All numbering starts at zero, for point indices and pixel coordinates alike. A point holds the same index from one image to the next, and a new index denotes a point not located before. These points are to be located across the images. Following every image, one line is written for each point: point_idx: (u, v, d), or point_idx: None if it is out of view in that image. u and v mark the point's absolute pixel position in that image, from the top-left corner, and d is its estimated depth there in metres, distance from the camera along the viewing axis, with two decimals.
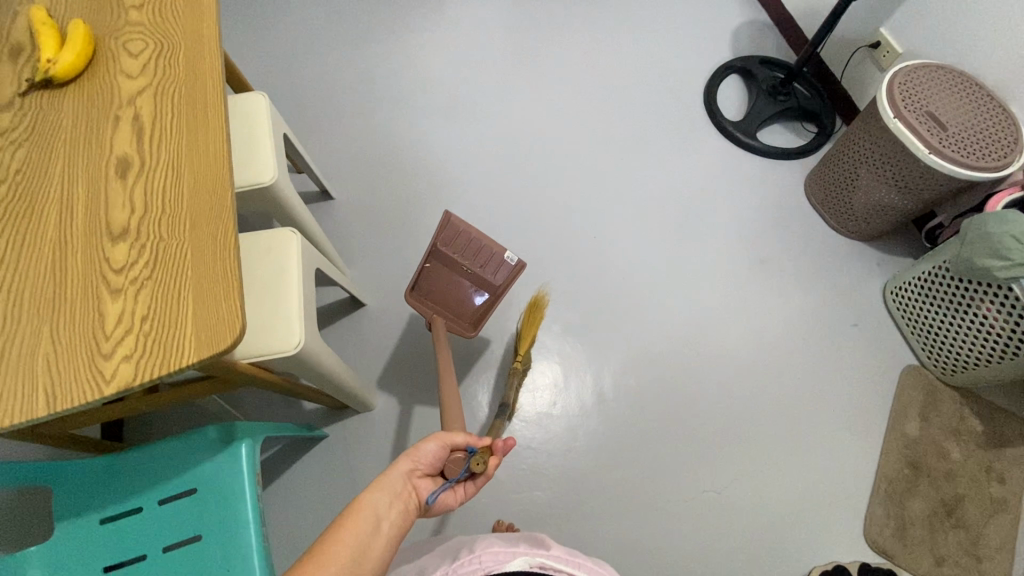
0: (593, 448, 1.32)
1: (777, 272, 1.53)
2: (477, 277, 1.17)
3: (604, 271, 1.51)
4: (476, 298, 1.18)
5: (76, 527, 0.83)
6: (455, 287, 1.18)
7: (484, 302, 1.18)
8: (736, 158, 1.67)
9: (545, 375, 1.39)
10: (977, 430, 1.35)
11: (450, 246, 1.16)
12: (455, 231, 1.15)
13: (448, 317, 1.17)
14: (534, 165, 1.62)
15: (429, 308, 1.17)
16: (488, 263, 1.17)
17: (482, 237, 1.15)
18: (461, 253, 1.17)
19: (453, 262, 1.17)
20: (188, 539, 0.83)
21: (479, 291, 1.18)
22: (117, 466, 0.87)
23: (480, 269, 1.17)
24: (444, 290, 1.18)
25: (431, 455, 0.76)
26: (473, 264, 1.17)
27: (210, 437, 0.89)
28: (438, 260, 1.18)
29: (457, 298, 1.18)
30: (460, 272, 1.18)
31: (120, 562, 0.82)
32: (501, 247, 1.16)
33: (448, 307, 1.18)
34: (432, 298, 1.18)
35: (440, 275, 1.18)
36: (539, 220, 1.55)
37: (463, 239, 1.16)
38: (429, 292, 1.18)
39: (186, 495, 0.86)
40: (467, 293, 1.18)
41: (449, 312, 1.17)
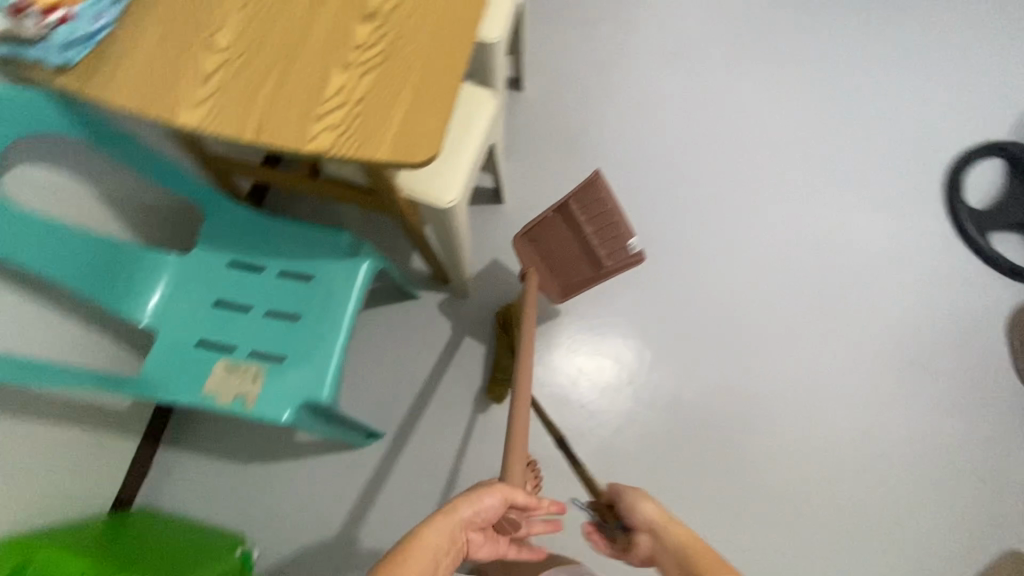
0: (639, 441, 1.28)
1: (924, 383, 1.33)
2: (590, 250, 1.06)
3: (740, 285, 1.38)
4: (578, 267, 1.09)
5: (212, 256, 0.92)
6: (563, 249, 1.08)
7: (585, 276, 1.08)
8: (948, 246, 1.43)
9: (630, 352, 1.34)
10: None
11: (581, 207, 1.03)
12: (595, 194, 1.01)
13: (543, 274, 1.11)
14: (726, 149, 1.48)
15: (531, 258, 1.10)
16: (610, 241, 1.04)
17: (620, 219, 1.01)
18: (587, 218, 1.04)
19: (577, 225, 1.05)
20: (289, 315, 0.90)
21: (584, 263, 1.08)
22: (262, 225, 0.94)
23: (598, 244, 1.05)
24: (553, 246, 1.08)
25: (489, 513, 0.66)
26: (594, 234, 1.04)
27: (342, 242, 0.93)
28: (563, 213, 1.04)
29: (560, 260, 1.09)
30: (576, 235, 1.06)
31: (231, 303, 0.90)
32: (631, 231, 1.01)
33: (547, 261, 1.10)
34: (539, 249, 1.09)
35: (555, 231, 1.07)
36: (702, 204, 1.44)
37: (597, 206, 1.02)
38: (538, 243, 1.09)
39: (303, 279, 0.92)
40: (572, 258, 1.08)
41: (546, 270, 1.11)
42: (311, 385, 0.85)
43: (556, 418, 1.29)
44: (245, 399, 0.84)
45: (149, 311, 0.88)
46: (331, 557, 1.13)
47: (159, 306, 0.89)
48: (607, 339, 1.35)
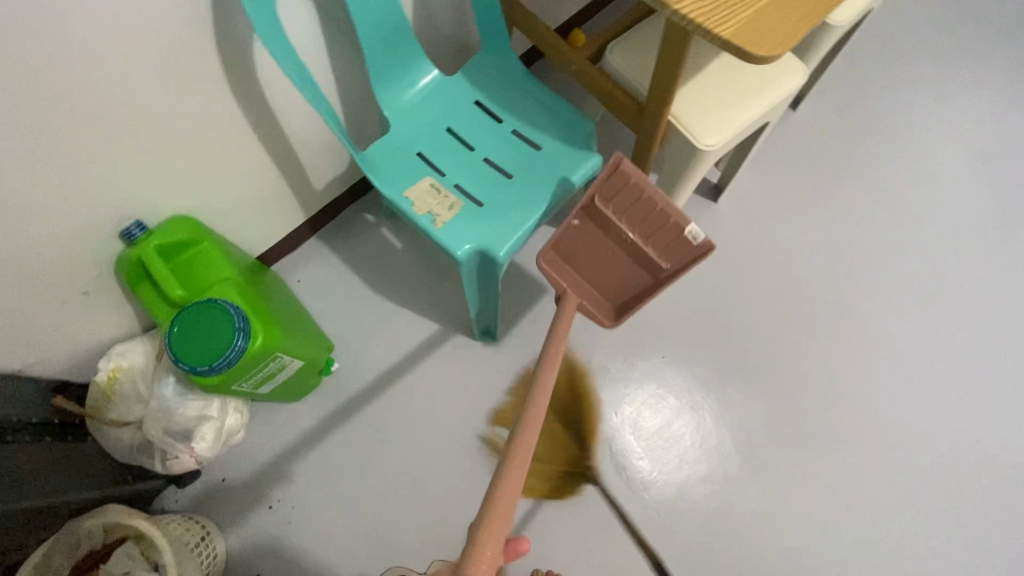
0: (724, 497, 1.13)
1: None
2: (642, 254, 0.87)
3: (922, 415, 1.18)
4: (632, 276, 0.90)
5: (465, 89, 0.94)
6: (603, 258, 0.90)
7: (642, 287, 0.89)
8: None
9: (764, 412, 1.18)
10: None
11: (610, 203, 0.84)
12: (627, 181, 0.80)
13: (589, 294, 0.92)
14: (980, 275, 1.28)
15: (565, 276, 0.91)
16: (665, 236, 0.84)
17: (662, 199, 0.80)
18: (624, 215, 0.85)
19: (610, 224, 0.86)
20: (504, 169, 0.88)
21: (636, 270, 0.89)
22: (519, 83, 0.94)
23: (649, 244, 0.86)
24: (590, 258, 0.90)
25: None
26: (642, 233, 0.86)
27: (583, 133, 0.91)
28: (589, 215, 0.86)
29: (609, 275, 0.90)
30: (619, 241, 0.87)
31: (459, 134, 0.91)
32: (686, 217, 0.80)
33: (587, 277, 0.91)
34: (574, 264, 0.91)
35: (587, 239, 0.89)
36: (923, 312, 1.25)
37: (631, 197, 0.82)
38: (571, 257, 0.91)
39: (530, 146, 0.90)
40: (619, 264, 0.90)
41: (589, 290, 0.92)
42: (494, 238, 0.82)
43: (648, 432, 1.17)
44: (433, 219, 0.82)
45: (393, 102, 0.91)
46: (388, 410, 1.14)
47: (402, 103, 0.92)
48: (744, 389, 1.20)
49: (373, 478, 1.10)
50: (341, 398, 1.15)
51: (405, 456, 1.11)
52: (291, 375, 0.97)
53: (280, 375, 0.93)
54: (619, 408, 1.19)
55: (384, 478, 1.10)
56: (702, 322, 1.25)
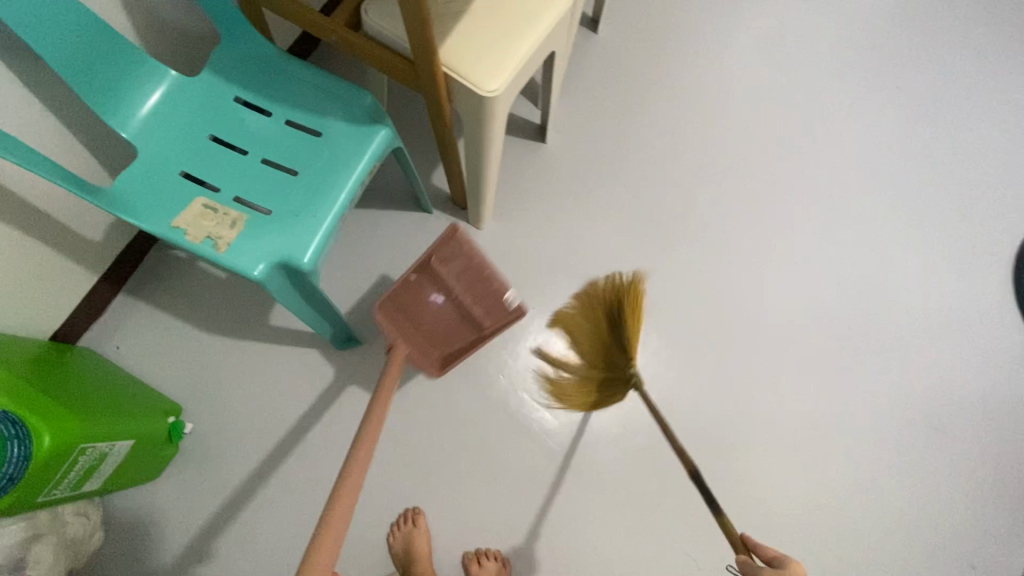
0: (621, 423, 1.18)
1: (944, 444, 1.21)
2: (468, 313, 1.08)
3: (771, 290, 1.28)
4: (462, 330, 1.08)
5: (219, 88, 0.83)
6: (437, 314, 1.08)
7: (467, 342, 1.07)
8: (1006, 309, 1.30)
9: (636, 333, 1.23)
10: None
11: (444, 267, 1.06)
12: (463, 246, 1.04)
13: (418, 348, 1.07)
14: (792, 148, 1.38)
15: (406, 323, 1.07)
16: (488, 299, 1.06)
17: (488, 264, 1.04)
18: (456, 279, 1.06)
19: (447, 283, 1.06)
20: (286, 167, 0.80)
21: (465, 327, 1.08)
22: (278, 67, 0.84)
23: (476, 303, 1.07)
24: (430, 311, 1.08)
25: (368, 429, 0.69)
26: (468, 295, 1.07)
27: (362, 104, 0.83)
28: (426, 273, 1.06)
29: (441, 327, 1.08)
30: (449, 302, 1.08)
31: (226, 141, 0.80)
32: (506, 284, 1.04)
33: (422, 326, 1.08)
34: (411, 318, 1.07)
35: (421, 296, 1.07)
36: (751, 196, 1.34)
37: (464, 263, 1.05)
38: (411, 308, 1.07)
39: (309, 134, 0.82)
40: (450, 319, 1.08)
41: (422, 340, 1.07)
42: (291, 247, 0.74)
43: (539, 380, 1.18)
44: (214, 243, 0.73)
45: (134, 124, 0.78)
46: (260, 452, 1.05)
47: (145, 122, 0.79)
48: None
49: (272, 531, 1.01)
50: (205, 457, 1.04)
51: (293, 493, 1.04)
52: (123, 458, 0.85)
53: (106, 464, 0.81)
54: (503, 369, 1.18)
55: (283, 525, 1.02)
56: (559, 260, 1.25)
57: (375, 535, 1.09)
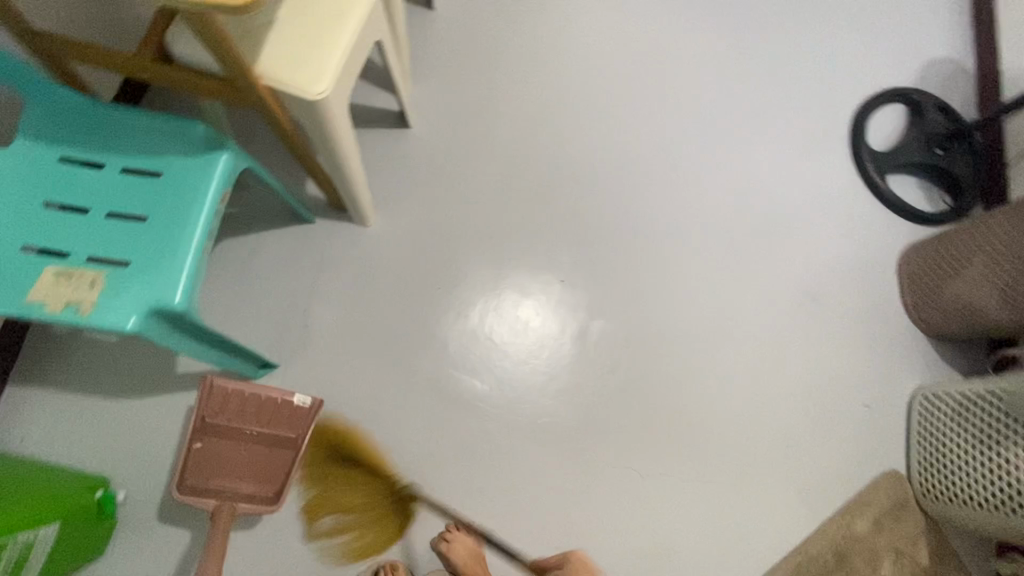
0: (547, 372, 1.26)
1: (821, 312, 1.38)
2: (270, 437, 1.07)
3: (651, 217, 1.39)
4: (275, 457, 1.07)
5: (38, 152, 0.80)
6: (239, 461, 1.05)
7: (287, 460, 1.07)
8: (847, 183, 1.48)
9: (541, 287, 1.31)
10: (922, 562, 1.25)
11: (223, 417, 1.05)
12: (223, 397, 1.05)
13: (242, 496, 1.03)
14: (640, 80, 1.47)
15: (214, 492, 1.02)
16: (279, 415, 1.07)
17: (257, 389, 1.06)
18: (241, 418, 1.06)
19: (229, 429, 1.05)
20: (132, 215, 0.79)
21: (279, 452, 1.07)
22: (98, 117, 0.82)
23: (270, 427, 1.07)
24: (232, 458, 1.05)
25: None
26: (256, 424, 1.07)
27: (195, 135, 0.82)
28: (207, 434, 1.04)
29: (252, 468, 1.05)
30: (242, 442, 1.06)
31: (61, 204, 0.78)
32: (286, 392, 1.07)
33: (233, 479, 1.04)
34: (217, 476, 1.03)
35: (218, 454, 1.04)
36: (615, 134, 1.43)
37: (235, 400, 1.05)
38: (210, 473, 1.03)
39: (147, 176, 0.81)
40: (256, 454, 1.06)
41: (245, 490, 1.04)
42: (158, 292, 0.74)
43: (462, 352, 1.24)
44: (77, 308, 0.72)
45: None
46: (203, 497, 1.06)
47: None
48: (516, 275, 1.30)
49: None
50: (150, 518, 1.04)
51: None
52: (53, 544, 0.83)
53: (36, 554, 0.80)
54: (425, 353, 1.23)
55: None
56: (451, 237, 1.30)
57: (341, 539, 1.12)
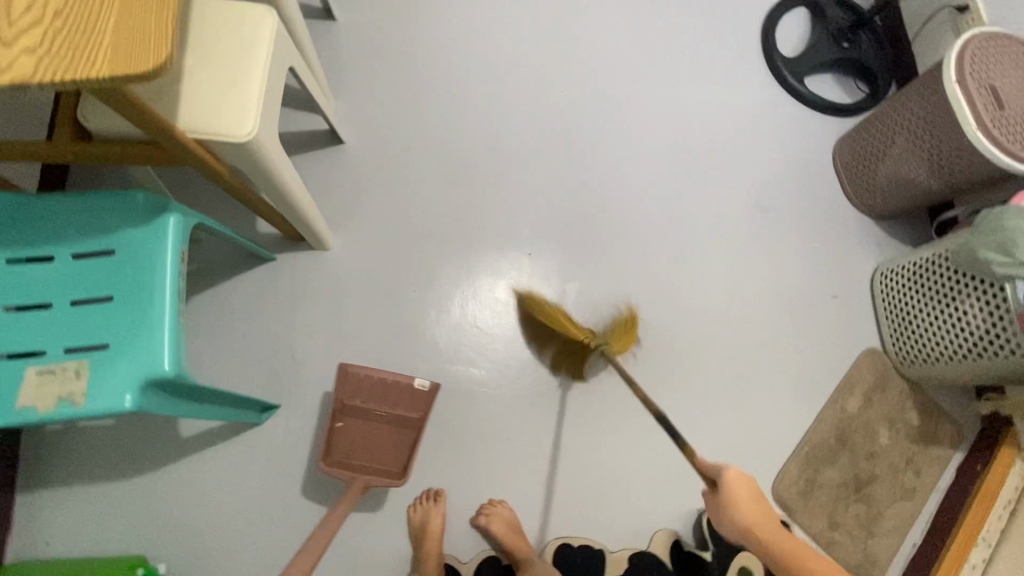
0: None
1: (775, 221, 1.46)
2: (397, 418, 1.17)
3: (598, 171, 1.43)
4: (401, 435, 1.17)
5: None
6: (373, 440, 1.16)
7: (412, 439, 1.16)
8: (770, 94, 1.54)
9: (511, 265, 1.34)
10: (913, 421, 1.36)
11: (358, 400, 1.16)
12: (359, 382, 1.15)
13: (375, 471, 1.13)
14: (554, 42, 1.50)
15: (357, 466, 1.13)
16: (404, 398, 1.17)
17: (386, 375, 1.16)
18: (373, 401, 1.16)
19: (364, 410, 1.16)
20: (97, 298, 0.79)
21: (405, 431, 1.17)
22: (35, 211, 0.81)
23: (398, 409, 1.17)
24: (364, 437, 1.15)
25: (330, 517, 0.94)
26: (387, 406, 1.17)
27: (137, 204, 0.82)
28: (347, 415, 1.16)
29: (385, 445, 1.16)
30: (375, 421, 1.17)
31: (22, 305, 0.78)
32: (409, 377, 1.16)
33: (369, 455, 1.15)
34: (354, 454, 1.14)
35: (357, 432, 1.16)
36: (544, 100, 1.45)
37: (366, 386, 1.16)
38: (351, 451, 1.14)
39: (100, 256, 0.81)
40: (386, 433, 1.16)
41: (377, 466, 1.14)
42: (146, 364, 0.76)
43: (452, 344, 1.28)
44: (70, 401, 0.73)
45: None
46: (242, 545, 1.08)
47: None
48: (485, 259, 1.34)
49: None
50: None
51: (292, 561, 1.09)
52: None
53: None
54: (418, 355, 1.26)
55: None
56: (414, 239, 1.32)
57: (386, 549, 1.16)
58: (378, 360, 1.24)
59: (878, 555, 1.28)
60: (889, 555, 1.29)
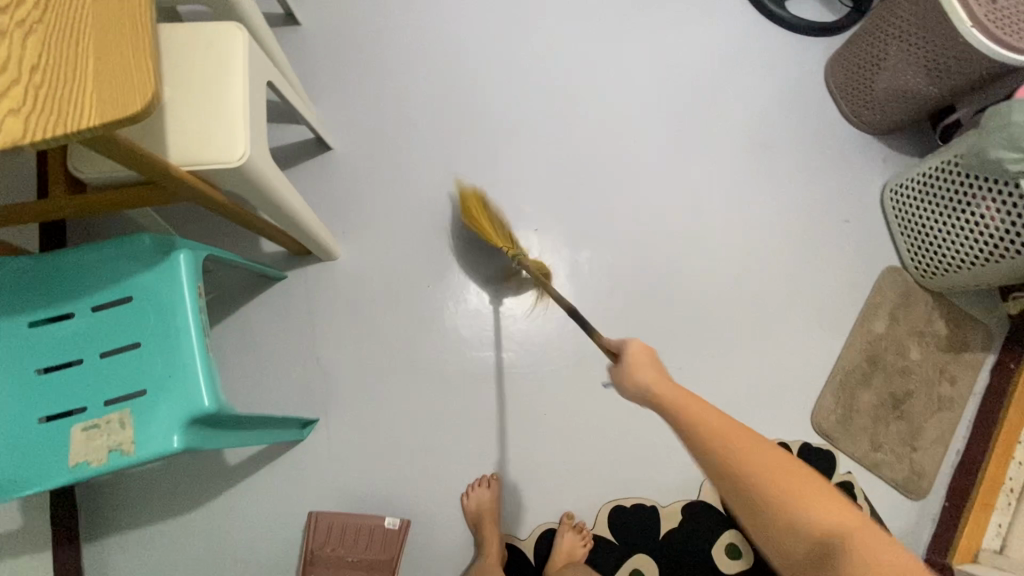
0: (558, 317, 1.31)
1: (776, 155, 1.43)
2: (368, 563, 1.11)
3: (590, 134, 1.40)
4: None
5: (6, 327, 0.78)
6: None
7: None
8: (750, 24, 1.50)
9: (520, 244, 1.33)
10: (942, 332, 1.36)
11: (329, 548, 1.11)
12: (326, 529, 1.12)
13: None
14: (524, 8, 1.45)
15: None
16: (372, 542, 1.12)
17: (351, 517, 1.12)
18: (341, 547, 1.12)
19: (333, 560, 1.11)
20: (125, 346, 0.79)
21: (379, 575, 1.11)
22: (46, 270, 0.81)
23: (367, 555, 1.11)
24: None
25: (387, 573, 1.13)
26: (356, 553, 1.12)
27: (145, 246, 0.82)
28: (317, 566, 1.10)
29: None
30: (347, 567, 1.11)
31: (56, 365, 0.78)
32: (377, 517, 1.12)
33: None
34: None
35: None
36: (524, 70, 1.42)
37: (331, 532, 1.12)
38: None
39: (120, 305, 0.80)
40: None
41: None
42: (186, 404, 0.76)
43: (475, 332, 1.28)
44: (120, 450, 0.74)
45: None
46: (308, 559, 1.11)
47: None
48: None
49: None
50: None
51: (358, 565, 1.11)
52: None
53: None
54: (444, 348, 1.26)
55: None
56: (419, 233, 1.30)
57: (447, 540, 1.17)
58: (407, 360, 1.24)
59: (924, 468, 1.30)
60: (935, 466, 1.30)
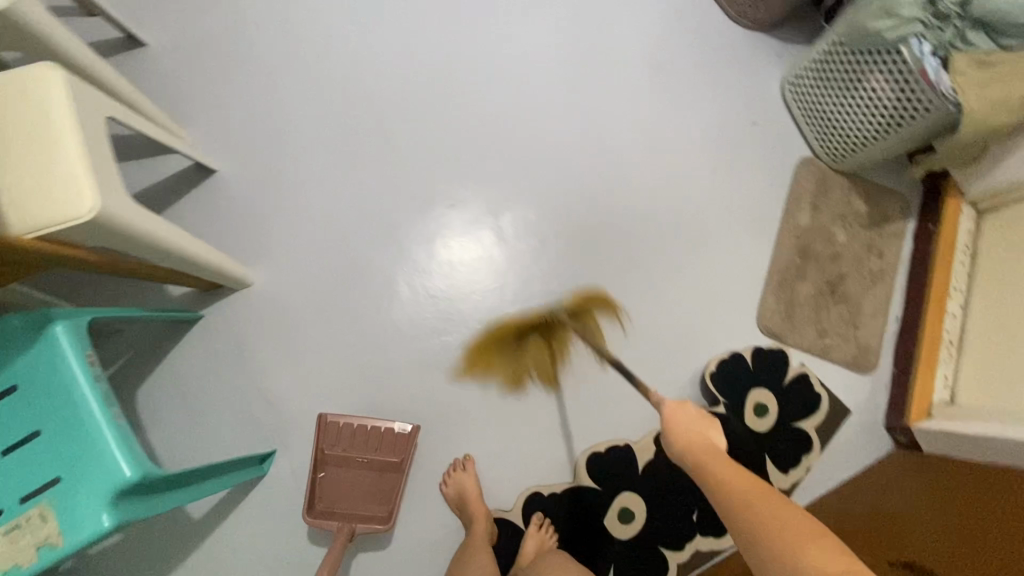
0: (495, 286, 1.29)
1: (672, 73, 1.41)
2: (378, 464, 1.17)
3: (484, 93, 1.35)
4: (382, 480, 1.17)
5: None
6: (354, 488, 1.16)
7: (396, 480, 1.16)
8: None
9: (440, 222, 1.29)
10: (862, 210, 1.40)
11: (340, 448, 1.16)
12: (338, 431, 1.16)
13: (357, 518, 1.13)
14: None
15: (339, 515, 1.13)
16: (384, 443, 1.17)
17: (366, 421, 1.16)
18: (351, 448, 1.16)
19: (343, 459, 1.16)
20: (25, 437, 0.74)
21: (387, 476, 1.17)
22: None
23: (378, 455, 1.17)
24: (342, 487, 1.16)
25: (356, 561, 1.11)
26: (367, 453, 1.17)
27: (16, 328, 0.75)
28: (327, 465, 1.16)
29: (368, 491, 1.16)
30: (356, 467, 1.16)
31: None
32: (388, 423, 1.17)
33: (353, 505, 1.15)
34: (336, 505, 1.14)
35: (338, 481, 1.16)
36: (400, 42, 1.34)
37: (345, 434, 1.16)
38: (332, 500, 1.14)
39: (7, 396, 0.74)
40: (366, 480, 1.17)
41: (362, 512, 1.14)
42: (107, 478, 0.72)
43: (415, 323, 1.25)
44: (49, 544, 0.70)
45: None
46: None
47: None
48: (412, 228, 1.28)
49: None
50: None
51: None
52: None
53: None
54: (387, 346, 1.23)
55: None
56: (333, 237, 1.25)
57: (437, 530, 1.18)
58: (353, 367, 1.21)
59: (870, 342, 1.36)
60: (879, 337, 1.36)
